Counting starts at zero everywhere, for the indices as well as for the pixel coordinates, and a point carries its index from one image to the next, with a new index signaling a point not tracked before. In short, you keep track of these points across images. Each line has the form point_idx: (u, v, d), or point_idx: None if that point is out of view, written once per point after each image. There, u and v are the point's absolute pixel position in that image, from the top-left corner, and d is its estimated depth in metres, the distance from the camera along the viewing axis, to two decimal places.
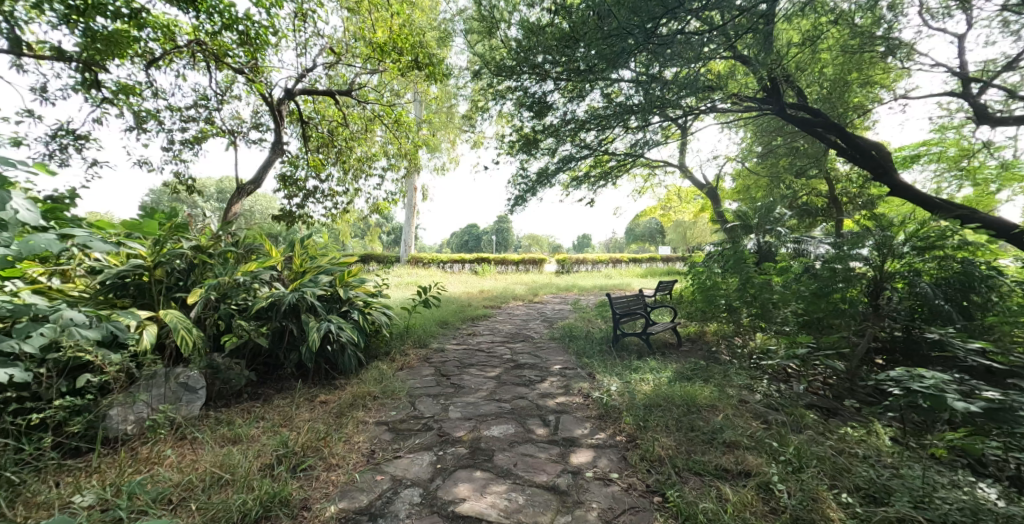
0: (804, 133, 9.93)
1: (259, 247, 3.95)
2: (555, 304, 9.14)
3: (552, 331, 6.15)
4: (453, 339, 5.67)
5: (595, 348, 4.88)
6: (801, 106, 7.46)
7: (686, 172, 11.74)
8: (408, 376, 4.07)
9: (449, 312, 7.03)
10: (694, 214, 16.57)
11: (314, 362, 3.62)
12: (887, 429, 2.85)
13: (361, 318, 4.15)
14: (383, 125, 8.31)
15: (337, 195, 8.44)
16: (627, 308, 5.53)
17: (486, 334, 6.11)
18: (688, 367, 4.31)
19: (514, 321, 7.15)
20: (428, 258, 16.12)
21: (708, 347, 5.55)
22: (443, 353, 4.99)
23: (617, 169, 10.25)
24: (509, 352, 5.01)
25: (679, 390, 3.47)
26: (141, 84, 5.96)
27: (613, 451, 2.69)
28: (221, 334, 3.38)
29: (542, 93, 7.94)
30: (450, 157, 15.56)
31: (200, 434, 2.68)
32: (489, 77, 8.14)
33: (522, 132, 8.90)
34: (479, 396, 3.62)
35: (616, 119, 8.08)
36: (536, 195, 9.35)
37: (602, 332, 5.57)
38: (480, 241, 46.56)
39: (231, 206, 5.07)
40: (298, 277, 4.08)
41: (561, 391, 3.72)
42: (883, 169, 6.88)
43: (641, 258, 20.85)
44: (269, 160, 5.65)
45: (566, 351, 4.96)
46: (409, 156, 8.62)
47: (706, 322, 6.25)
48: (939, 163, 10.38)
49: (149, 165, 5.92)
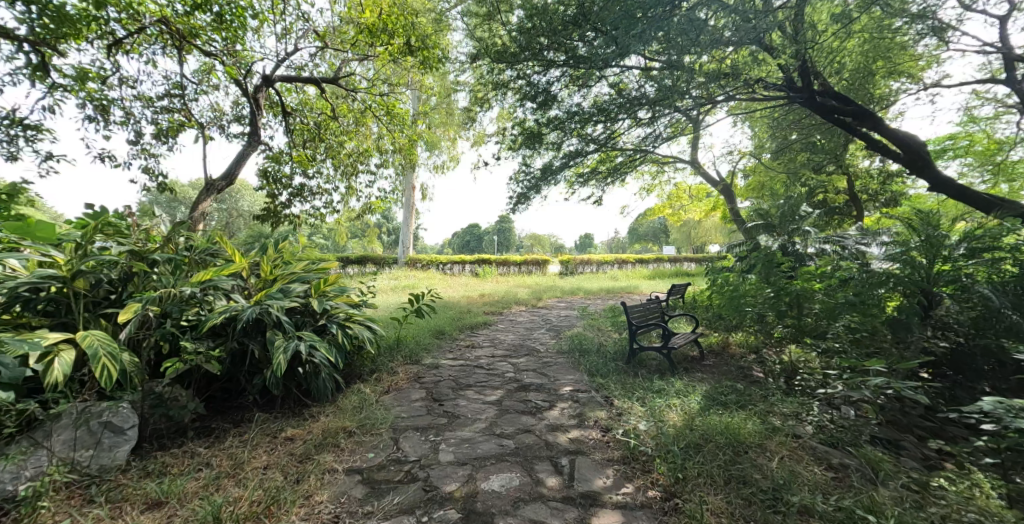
0: (824, 127, 9.34)
1: (219, 252, 3.37)
2: (560, 310, 8.54)
3: (559, 342, 5.56)
4: (449, 353, 5.09)
5: (610, 366, 4.30)
6: (831, 93, 6.77)
7: (697, 169, 11.15)
8: (393, 402, 3.50)
9: (446, 320, 6.44)
10: (703, 213, 15.99)
11: (280, 388, 3.06)
12: (988, 483, 2.28)
13: (340, 333, 3.58)
14: (375, 117, 7.72)
15: (327, 194, 7.88)
16: (643, 317, 4.95)
17: (486, 345, 5.53)
18: (720, 389, 3.73)
19: (516, 330, 6.56)
20: (428, 259, 15.54)
21: (735, 362, 4.96)
22: (438, 370, 4.41)
23: (625, 165, 9.67)
24: (511, 369, 4.43)
25: (716, 422, 2.91)
26: (105, 70, 5.39)
27: (645, 516, 2.14)
28: (163, 358, 2.81)
29: (547, 83, 7.35)
30: (450, 154, 14.98)
31: (120, 494, 2.14)
32: (489, 66, 7.57)
33: (525, 126, 8.31)
34: (475, 429, 3.05)
35: (626, 111, 7.49)
36: (540, 193, 8.76)
37: (616, 345, 4.99)
38: (481, 241, 45.96)
39: (199, 204, 4.51)
40: (265, 287, 3.50)
41: (574, 422, 3.14)
42: (922, 162, 6.19)
43: (648, 258, 20.22)
44: (244, 153, 5.07)
45: (577, 367, 4.39)
46: (404, 151, 8.07)
47: (730, 332, 5.66)
48: (967, 158, 9.77)
49: (113, 159, 5.36)
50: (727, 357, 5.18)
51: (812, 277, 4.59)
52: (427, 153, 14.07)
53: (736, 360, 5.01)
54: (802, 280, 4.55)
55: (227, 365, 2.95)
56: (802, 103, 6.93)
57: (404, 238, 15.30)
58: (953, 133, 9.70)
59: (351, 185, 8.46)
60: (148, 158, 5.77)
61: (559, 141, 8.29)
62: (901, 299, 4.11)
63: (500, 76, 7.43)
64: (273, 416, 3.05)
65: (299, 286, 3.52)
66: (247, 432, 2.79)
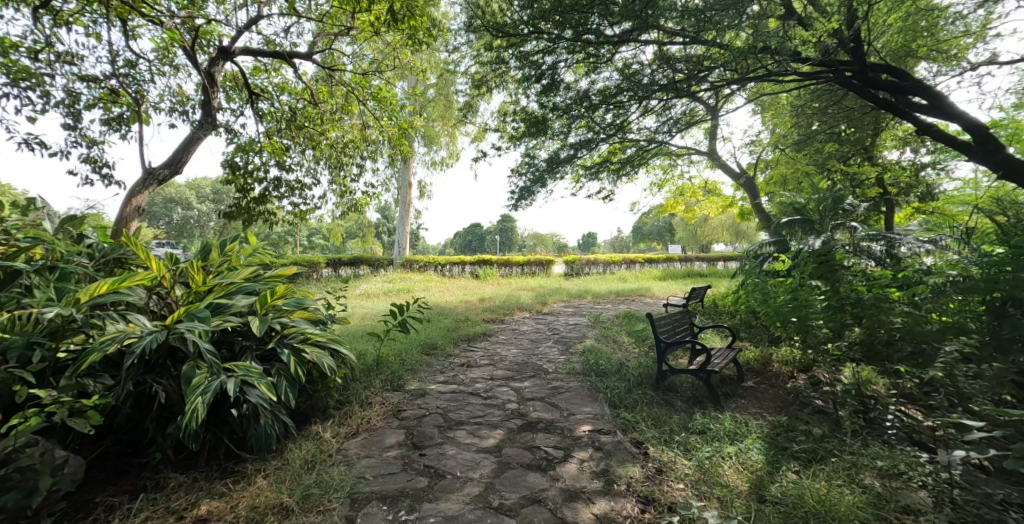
0: (855, 115, 8.54)
1: (129, 257, 2.58)
2: (568, 317, 7.72)
3: (570, 360, 4.74)
4: (439, 375, 4.27)
5: (635, 395, 3.48)
6: (883, 66, 5.72)
7: (714, 161, 10.33)
8: (360, 450, 2.70)
9: (440, 332, 5.63)
10: (715, 210, 15.20)
11: (199, 442, 2.25)
12: None
13: (292, 359, 2.77)
14: (361, 102, 6.94)
15: (307, 189, 7.08)
16: (672, 332, 4.14)
17: (485, 364, 4.72)
18: (783, 428, 2.92)
19: (520, 342, 5.75)
20: (426, 261, 14.66)
21: (782, 384, 4.14)
22: (424, 400, 3.60)
23: (637, 157, 8.87)
24: (513, 399, 3.62)
25: (800, 490, 2.15)
26: (35, 42, 4.58)
27: None
28: (23, 407, 2.03)
29: (551, 63, 6.55)
30: (449, 150, 14.18)
31: None
32: (487, 45, 6.78)
33: (527, 113, 7.48)
34: (464, 495, 2.26)
35: (641, 95, 6.67)
36: (545, 187, 7.95)
37: (639, 364, 4.18)
38: (483, 241, 45.12)
39: (133, 198, 3.68)
40: (194, 302, 2.70)
41: (599, 485, 2.34)
42: (995, 144, 5.37)
43: (657, 259, 19.36)
44: (195, 137, 4.26)
45: (595, 396, 3.59)
46: (393, 140, 7.32)
47: (771, 346, 4.83)
48: (1013, 147, 8.75)
49: (44, 146, 4.55)
50: (771, 378, 4.35)
51: (887, 284, 3.73)
52: (425, 148, 13.27)
53: (783, 381, 4.19)
54: (873, 289, 3.70)
55: (124, 413, 2.16)
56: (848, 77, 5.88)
57: (400, 238, 14.49)
58: (994, 120, 8.87)
59: (336, 180, 7.65)
60: (91, 146, 4.94)
61: (564, 130, 7.49)
62: (1004, 296, 3.06)
63: (498, 56, 6.61)
64: (190, 477, 2.26)
65: (239, 300, 2.72)
66: (145, 509, 2.01)
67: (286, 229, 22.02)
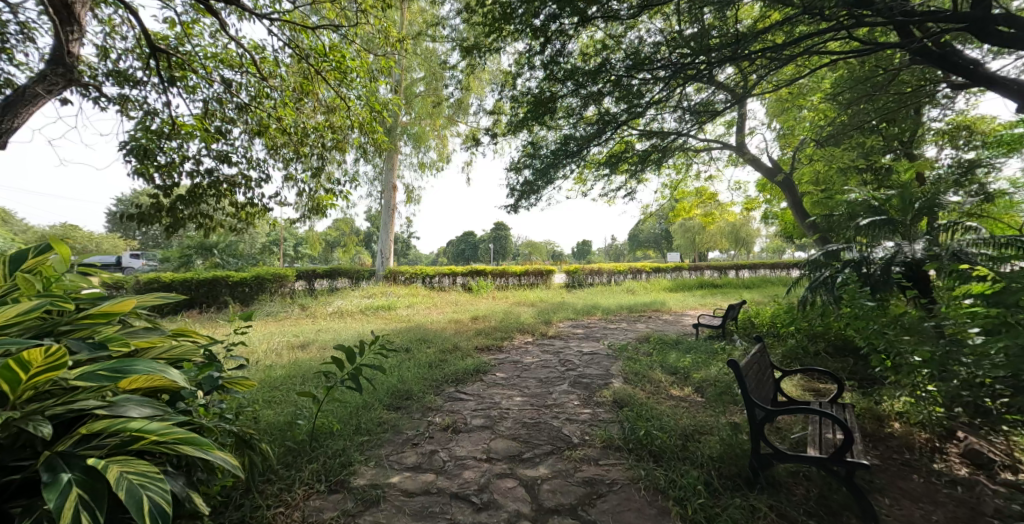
0: (914, 101, 7.26)
1: None
2: (581, 342, 6.32)
3: (602, 419, 3.35)
4: (408, 451, 2.82)
5: (732, 512, 2.13)
6: (1005, 14, 4.18)
7: (741, 157, 9.01)
8: None
9: (421, 373, 4.22)
10: (731, 215, 13.93)
11: None
12: None
13: (70, 498, 1.31)
14: (321, 77, 5.55)
15: (253, 186, 5.62)
16: (759, 385, 2.80)
17: (480, 423, 3.33)
18: None
19: (525, 384, 4.32)
20: (413, 271, 13.17)
21: (927, 467, 2.77)
22: (378, 516, 2.20)
23: (657, 151, 7.52)
24: (526, 513, 2.23)
25: None
26: None
27: None
28: None
29: (561, 29, 5.16)
30: (437, 151, 12.80)
31: None
32: (478, 6, 5.42)
33: (527, 96, 6.09)
34: None
35: (666, 71, 5.36)
36: (550, 184, 6.59)
37: (713, 434, 2.82)
38: (476, 250, 43.67)
39: None
40: None
41: None
42: None
43: (665, 267, 17.95)
44: (32, 95, 2.84)
45: (665, 508, 2.23)
46: (365, 124, 5.99)
47: (884, 396, 3.43)
48: None
49: None
50: (897, 449, 2.99)
51: None
52: (410, 147, 11.91)
53: (923, 459, 2.84)
54: None
55: None
56: (970, 25, 4.25)
57: (384, 246, 13.01)
58: None
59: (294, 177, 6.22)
60: None
61: (572, 116, 6.10)
62: None
63: (492, 22, 5.26)
64: None
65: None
66: None
67: (265, 236, 20.40)
